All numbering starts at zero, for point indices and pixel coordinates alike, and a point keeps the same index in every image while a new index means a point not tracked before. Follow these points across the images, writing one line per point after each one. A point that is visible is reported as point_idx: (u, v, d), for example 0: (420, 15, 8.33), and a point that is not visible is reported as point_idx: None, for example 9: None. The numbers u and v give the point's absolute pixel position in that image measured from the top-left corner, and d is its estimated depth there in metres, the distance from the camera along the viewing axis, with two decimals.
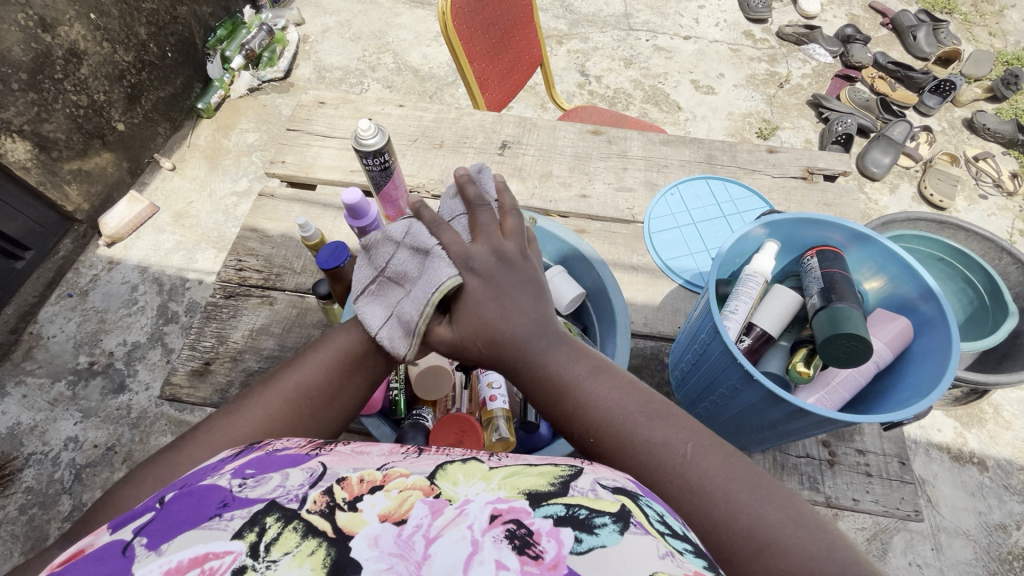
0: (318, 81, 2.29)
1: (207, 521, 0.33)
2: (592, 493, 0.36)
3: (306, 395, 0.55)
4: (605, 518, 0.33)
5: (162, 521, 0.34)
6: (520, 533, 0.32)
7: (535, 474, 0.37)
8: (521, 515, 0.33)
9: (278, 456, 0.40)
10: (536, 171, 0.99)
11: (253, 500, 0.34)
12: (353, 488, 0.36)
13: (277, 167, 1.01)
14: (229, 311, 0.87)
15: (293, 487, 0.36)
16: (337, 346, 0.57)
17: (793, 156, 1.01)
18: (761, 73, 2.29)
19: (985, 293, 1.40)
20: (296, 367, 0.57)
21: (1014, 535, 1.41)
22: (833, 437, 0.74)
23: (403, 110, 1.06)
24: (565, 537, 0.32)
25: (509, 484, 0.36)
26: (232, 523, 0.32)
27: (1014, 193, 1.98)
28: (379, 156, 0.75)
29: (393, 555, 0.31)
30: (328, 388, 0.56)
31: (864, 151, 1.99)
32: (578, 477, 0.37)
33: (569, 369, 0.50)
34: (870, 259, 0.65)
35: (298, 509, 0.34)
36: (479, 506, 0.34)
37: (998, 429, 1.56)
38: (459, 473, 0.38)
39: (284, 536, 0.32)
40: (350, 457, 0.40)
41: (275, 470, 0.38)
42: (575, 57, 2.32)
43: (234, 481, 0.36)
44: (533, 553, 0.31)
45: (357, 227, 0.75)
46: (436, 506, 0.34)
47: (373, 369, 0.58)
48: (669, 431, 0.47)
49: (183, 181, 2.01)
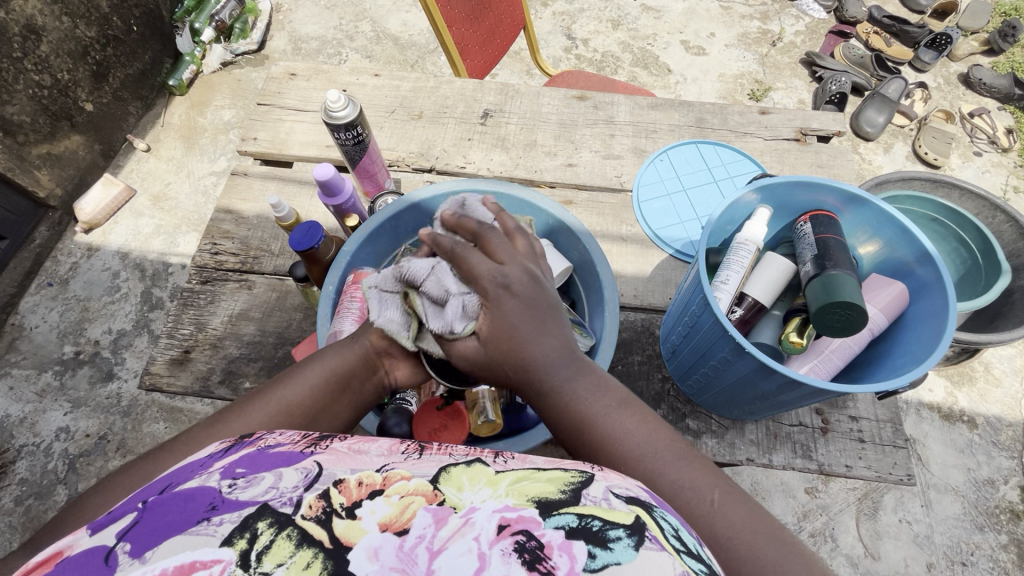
0: (294, 52, 2.19)
1: (194, 525, 0.30)
2: (605, 503, 0.35)
3: (289, 413, 0.53)
4: (619, 531, 0.32)
5: (146, 525, 0.31)
6: (530, 546, 0.30)
7: (545, 480, 0.36)
8: (530, 525, 0.32)
9: (271, 454, 0.38)
10: (520, 140, 0.95)
11: (246, 502, 0.32)
12: (351, 492, 0.34)
13: (249, 144, 0.96)
14: (207, 296, 0.84)
15: (286, 489, 0.34)
16: (328, 365, 0.57)
17: (786, 116, 0.98)
18: (753, 31, 2.21)
19: (978, 253, 1.39)
20: (282, 384, 0.54)
21: (1002, 489, 1.44)
22: (826, 405, 0.73)
23: (379, 80, 1.01)
24: (578, 551, 0.30)
25: (516, 490, 0.35)
26: (221, 529, 0.30)
27: (1008, 149, 1.95)
28: (352, 130, 0.71)
29: (393, 569, 0.29)
30: (311, 408, 0.54)
31: (858, 111, 1.95)
32: (590, 485, 0.36)
33: (596, 401, 0.50)
34: (865, 223, 0.62)
35: (292, 513, 0.32)
36: (486, 516, 0.32)
37: (988, 387, 1.57)
38: (464, 478, 0.36)
39: (276, 545, 0.30)
40: (347, 457, 0.38)
41: (267, 470, 0.36)
42: (560, 20, 2.23)
43: (223, 482, 0.34)
44: (545, 568, 0.29)
45: (332, 205, 0.72)
46: (441, 514, 0.32)
47: (359, 394, 0.59)
48: (696, 474, 0.47)
49: (159, 162, 1.94)
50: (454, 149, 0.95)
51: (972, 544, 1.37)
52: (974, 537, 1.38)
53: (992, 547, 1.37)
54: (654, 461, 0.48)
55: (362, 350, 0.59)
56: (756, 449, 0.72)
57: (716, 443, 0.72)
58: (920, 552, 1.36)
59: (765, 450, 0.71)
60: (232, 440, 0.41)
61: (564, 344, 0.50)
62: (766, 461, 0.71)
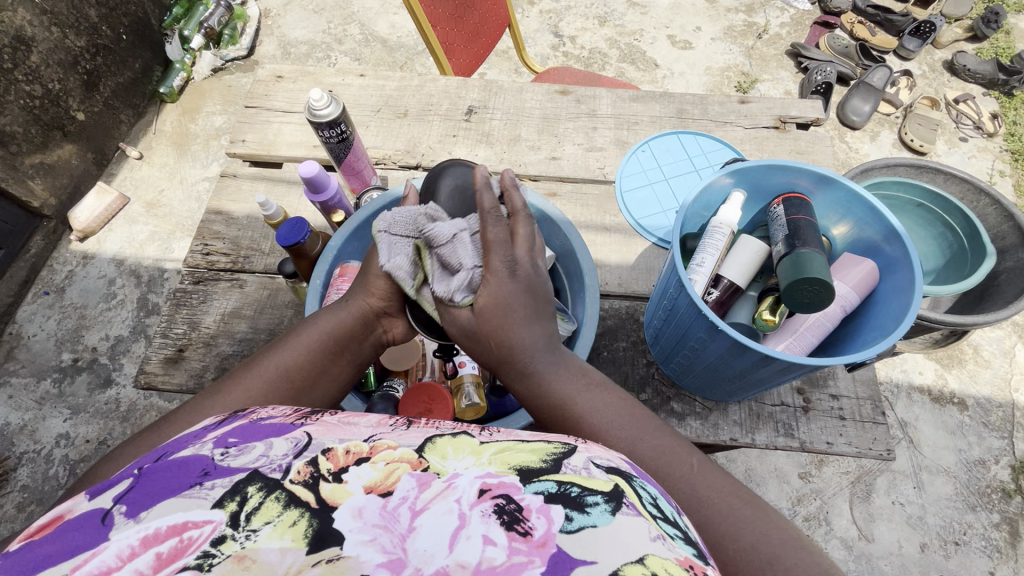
0: (283, 57, 2.21)
1: (187, 489, 0.32)
2: (585, 472, 0.36)
3: (287, 377, 0.55)
4: (597, 497, 0.33)
5: (142, 489, 0.33)
6: (509, 508, 0.32)
7: (528, 451, 0.38)
8: (510, 490, 0.33)
9: (262, 425, 0.39)
10: (504, 135, 0.97)
11: (236, 469, 0.34)
12: (339, 459, 0.35)
13: (237, 146, 0.98)
14: (199, 296, 0.86)
15: (276, 457, 0.35)
16: (323, 328, 0.59)
17: (766, 105, 0.99)
18: (739, 24, 2.23)
19: (964, 237, 1.41)
20: (275, 349, 0.57)
21: (993, 469, 1.46)
22: (807, 384, 0.75)
23: (364, 80, 1.03)
24: (555, 515, 0.32)
25: (500, 459, 0.37)
26: (213, 492, 0.32)
27: (994, 134, 1.96)
28: (336, 127, 0.72)
29: (376, 526, 0.31)
30: (308, 371, 0.57)
31: (844, 100, 1.97)
32: (572, 456, 0.38)
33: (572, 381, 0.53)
34: (836, 204, 0.64)
35: (281, 478, 0.33)
36: (468, 481, 0.34)
37: (978, 369, 1.58)
38: (450, 447, 0.38)
39: (265, 507, 0.31)
40: (337, 428, 0.40)
41: (258, 440, 0.37)
42: (547, 19, 2.25)
43: (216, 450, 0.36)
44: (522, 529, 0.31)
45: (318, 202, 0.73)
46: (424, 479, 0.34)
47: (354, 355, 0.61)
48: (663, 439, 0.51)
49: (152, 169, 1.96)
50: (439, 146, 0.96)
51: (964, 524, 1.39)
52: (966, 517, 1.40)
53: (984, 526, 1.39)
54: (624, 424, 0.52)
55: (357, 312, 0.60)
56: (740, 429, 0.73)
57: (701, 424, 0.74)
58: (913, 533, 1.37)
59: (748, 430, 0.73)
60: (226, 413, 0.42)
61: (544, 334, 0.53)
62: (749, 440, 0.73)
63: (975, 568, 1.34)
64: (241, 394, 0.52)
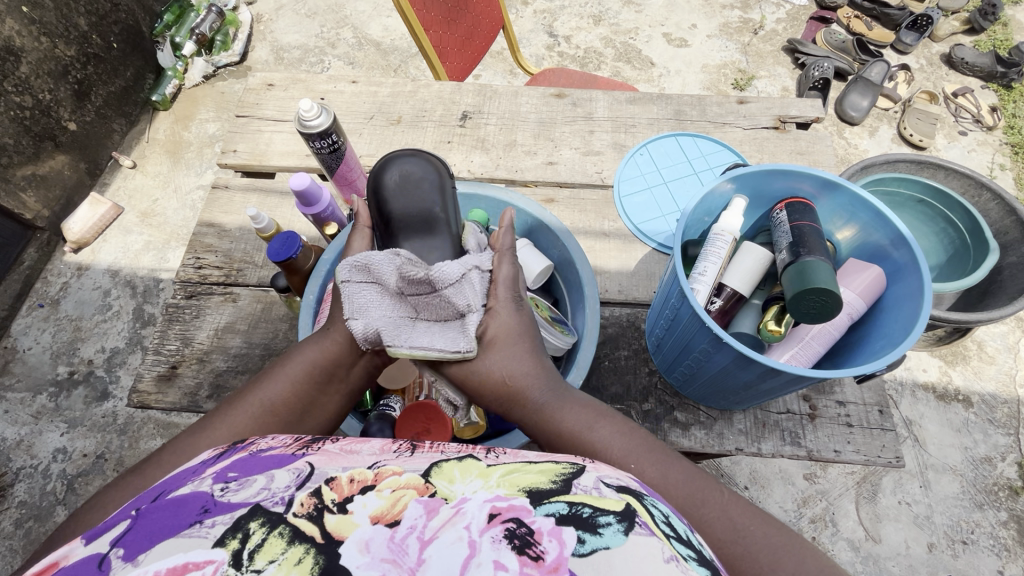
0: (276, 62, 2.19)
1: (188, 528, 0.31)
2: (595, 492, 0.35)
3: (275, 412, 0.54)
4: (610, 517, 0.32)
5: (139, 531, 0.31)
6: (520, 533, 0.31)
7: (537, 472, 0.37)
8: (521, 513, 0.32)
9: (262, 457, 0.38)
10: (500, 140, 0.95)
11: (237, 504, 0.32)
12: (343, 489, 0.34)
13: (228, 157, 0.96)
14: (192, 311, 0.84)
15: (278, 489, 0.34)
16: (308, 360, 0.57)
17: (765, 105, 0.97)
18: (734, 20, 2.22)
19: (966, 232, 1.40)
20: (269, 380, 0.56)
21: (999, 466, 1.45)
22: (813, 390, 0.74)
23: (356, 86, 1.01)
24: (568, 537, 0.31)
25: (508, 481, 0.35)
26: (213, 530, 0.30)
27: (993, 127, 1.95)
28: (327, 137, 0.71)
29: (385, 560, 0.29)
30: (300, 403, 0.56)
31: (842, 95, 1.96)
32: (581, 475, 0.37)
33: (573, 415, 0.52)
34: (841, 208, 0.62)
35: (283, 512, 0.32)
36: (477, 505, 0.33)
37: (982, 365, 1.57)
38: (456, 470, 0.37)
39: (269, 543, 0.30)
40: (340, 456, 0.38)
41: (259, 473, 0.36)
42: (541, 18, 2.23)
43: (216, 486, 0.34)
44: (534, 554, 0.30)
45: (310, 214, 0.72)
46: (432, 505, 0.33)
47: (346, 381, 0.59)
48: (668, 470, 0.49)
49: (146, 178, 1.94)
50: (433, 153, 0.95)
51: (972, 522, 1.38)
52: (973, 516, 1.39)
53: (991, 524, 1.38)
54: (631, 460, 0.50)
55: (343, 340, 0.57)
56: (745, 438, 0.72)
57: (706, 434, 0.72)
58: (920, 533, 1.36)
59: (754, 439, 0.71)
60: (225, 446, 0.41)
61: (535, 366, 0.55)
62: (755, 449, 0.71)
63: (983, 567, 1.33)
64: (228, 432, 0.51)
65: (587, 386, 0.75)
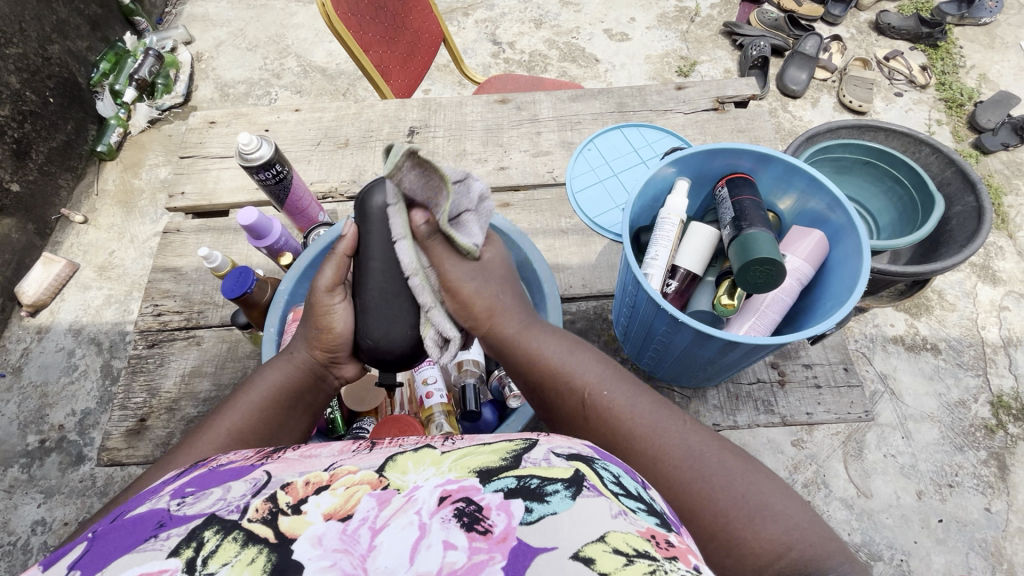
0: (221, 98, 2.17)
1: (143, 543, 0.31)
2: (545, 463, 0.38)
3: (241, 438, 0.54)
4: (557, 485, 0.35)
5: (95, 553, 0.32)
6: (469, 510, 0.33)
7: (488, 453, 0.39)
8: (470, 492, 0.34)
9: (220, 472, 0.40)
10: (449, 152, 0.96)
11: (192, 516, 0.33)
12: (297, 491, 0.35)
13: (177, 200, 0.94)
14: (156, 360, 0.82)
15: (233, 498, 0.35)
16: (273, 384, 0.58)
17: (702, 88, 1.00)
18: (671, 10, 2.27)
19: (912, 187, 1.50)
20: (228, 412, 0.56)
21: (973, 407, 1.50)
22: (780, 358, 0.76)
23: (300, 115, 1.00)
24: (515, 509, 0.33)
25: (458, 466, 0.38)
26: (168, 542, 0.31)
27: (926, 86, 2.03)
28: (271, 168, 0.70)
29: (336, 550, 0.30)
30: (265, 427, 0.56)
31: (781, 72, 2.03)
32: (532, 449, 0.40)
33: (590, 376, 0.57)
34: (778, 179, 0.64)
35: (238, 518, 0.33)
36: (428, 491, 0.35)
37: (944, 313, 1.63)
38: (410, 462, 0.39)
39: (223, 548, 0.31)
40: (297, 462, 0.41)
41: (215, 486, 0.37)
42: (484, 28, 2.26)
43: (172, 502, 0.36)
44: (483, 528, 0.31)
45: (263, 248, 0.71)
46: (384, 497, 0.34)
47: (308, 404, 0.61)
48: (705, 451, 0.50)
49: (100, 232, 1.89)
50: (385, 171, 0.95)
51: (955, 465, 1.43)
52: (955, 459, 1.43)
53: (973, 464, 1.43)
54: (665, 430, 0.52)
55: (306, 364, 0.61)
56: (720, 413, 0.73)
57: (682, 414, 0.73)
58: (908, 482, 1.41)
59: (729, 412, 0.73)
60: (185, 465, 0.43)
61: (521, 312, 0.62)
62: (731, 422, 0.73)
63: (971, 507, 1.38)
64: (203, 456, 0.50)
65: None
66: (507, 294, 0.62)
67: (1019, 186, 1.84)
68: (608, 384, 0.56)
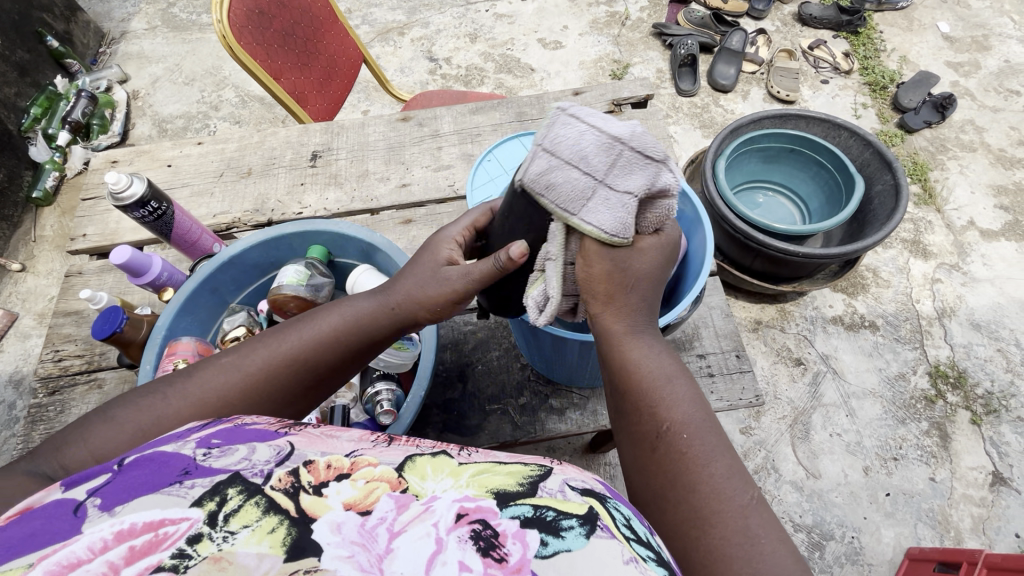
0: (159, 135, 2.15)
1: (167, 486, 0.32)
2: (560, 494, 0.36)
3: (305, 367, 0.56)
4: (572, 521, 0.33)
5: (119, 485, 0.32)
6: (485, 535, 0.31)
7: (504, 474, 0.37)
8: (487, 515, 0.32)
9: (246, 430, 0.39)
10: (352, 173, 0.97)
11: (217, 470, 0.33)
12: (319, 472, 0.34)
13: (77, 243, 0.93)
14: (56, 407, 0.80)
15: (258, 462, 0.34)
16: (352, 320, 0.59)
17: (599, 92, 1.02)
18: (602, 15, 2.32)
19: (835, 171, 1.54)
20: (306, 328, 0.58)
21: (913, 379, 1.53)
22: (674, 350, 0.77)
23: (202, 147, 1.00)
24: (531, 539, 0.31)
25: (477, 482, 0.36)
26: (192, 491, 0.31)
27: (850, 71, 2.09)
28: (147, 205, 0.70)
29: (354, 543, 0.30)
30: (332, 363, 0.58)
31: (711, 68, 2.09)
32: (547, 478, 0.37)
33: (679, 398, 0.53)
34: None
35: (261, 483, 0.32)
36: (446, 505, 0.33)
37: (880, 290, 1.66)
38: (428, 467, 0.37)
39: (244, 509, 0.30)
40: (320, 440, 0.39)
41: (242, 443, 0.37)
42: (420, 45, 2.28)
43: (198, 450, 0.35)
44: (498, 556, 0.30)
45: (144, 284, 0.70)
46: (403, 500, 0.33)
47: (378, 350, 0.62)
48: (756, 518, 0.46)
49: (39, 278, 1.86)
50: (288, 198, 0.95)
51: (899, 438, 1.45)
52: (899, 432, 1.46)
53: (916, 436, 1.45)
54: (721, 478, 0.48)
55: (398, 317, 0.60)
56: None
57: (581, 415, 0.75)
58: (855, 459, 1.43)
59: None
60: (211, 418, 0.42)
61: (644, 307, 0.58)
62: None
63: (916, 478, 1.40)
64: (262, 370, 0.54)
65: (464, 394, 0.76)
66: (642, 292, 0.58)
67: (944, 162, 1.90)
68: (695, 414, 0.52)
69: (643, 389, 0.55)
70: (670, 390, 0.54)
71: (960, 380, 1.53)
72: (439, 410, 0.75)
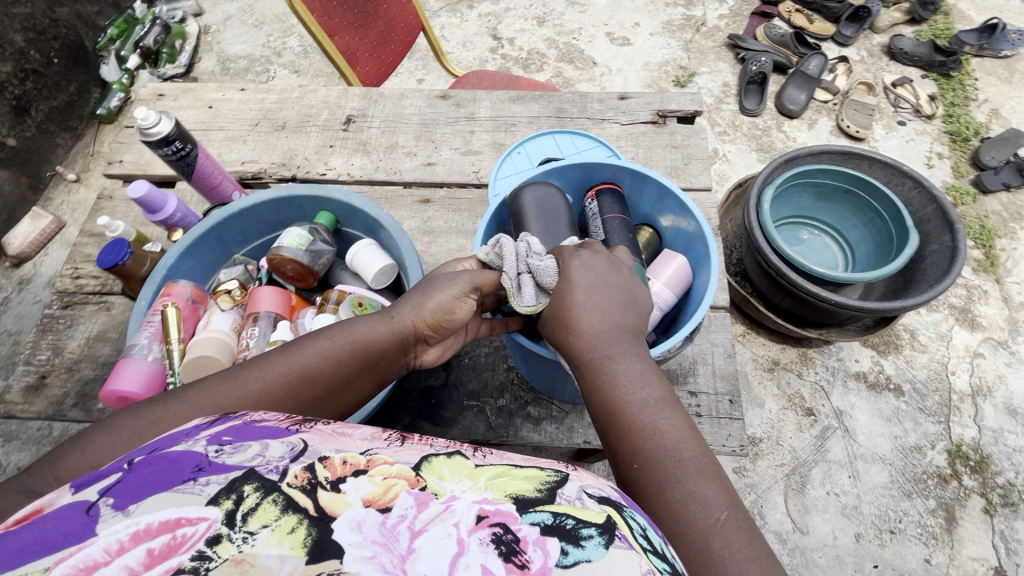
0: (221, 72, 2.20)
1: (180, 485, 0.30)
2: (579, 503, 0.33)
3: (305, 381, 0.54)
4: (592, 530, 0.31)
5: (130, 483, 0.31)
6: (506, 539, 0.29)
7: (523, 478, 0.35)
8: (508, 518, 0.30)
9: (257, 426, 0.37)
10: (381, 143, 0.96)
11: (232, 466, 0.31)
12: (335, 468, 0.33)
13: (113, 167, 0.97)
14: (66, 321, 0.84)
15: (272, 458, 0.33)
16: (357, 339, 0.57)
17: (645, 100, 0.98)
18: (678, 18, 2.22)
19: (889, 221, 1.44)
20: (306, 345, 0.56)
21: (929, 455, 1.44)
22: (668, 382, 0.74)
23: (243, 94, 1.02)
24: (551, 547, 0.29)
25: (496, 484, 0.33)
26: (207, 489, 0.30)
27: (932, 116, 1.95)
28: (171, 144, 0.71)
29: (376, 543, 0.28)
30: (335, 378, 0.56)
31: (780, 90, 1.98)
32: (565, 484, 0.35)
33: (651, 418, 0.49)
34: (654, 197, 0.68)
35: (278, 481, 0.31)
36: (466, 505, 0.31)
37: (914, 354, 1.57)
38: (445, 468, 0.35)
39: (263, 508, 0.29)
40: (332, 437, 0.37)
41: (254, 439, 0.35)
42: (486, 21, 2.25)
43: (210, 448, 0.33)
44: (519, 562, 0.28)
45: (157, 221, 0.72)
46: (422, 498, 0.31)
47: (382, 371, 0.60)
48: (733, 547, 0.42)
49: (89, 191, 1.95)
50: (315, 157, 0.95)
51: (900, 511, 1.38)
52: (902, 505, 1.38)
53: (919, 513, 1.37)
54: (696, 506, 0.44)
55: (401, 332, 0.58)
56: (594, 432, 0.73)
57: (555, 428, 0.73)
58: (848, 523, 1.36)
59: None
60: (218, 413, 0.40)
61: (611, 323, 0.54)
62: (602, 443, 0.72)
63: (910, 557, 1.33)
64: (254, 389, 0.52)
65: (445, 384, 0.76)
66: (606, 320, 0.54)
67: (1015, 230, 1.75)
68: (667, 438, 0.48)
69: (612, 414, 0.50)
70: (640, 416, 0.49)
71: (980, 465, 1.43)
72: (418, 394, 0.75)
